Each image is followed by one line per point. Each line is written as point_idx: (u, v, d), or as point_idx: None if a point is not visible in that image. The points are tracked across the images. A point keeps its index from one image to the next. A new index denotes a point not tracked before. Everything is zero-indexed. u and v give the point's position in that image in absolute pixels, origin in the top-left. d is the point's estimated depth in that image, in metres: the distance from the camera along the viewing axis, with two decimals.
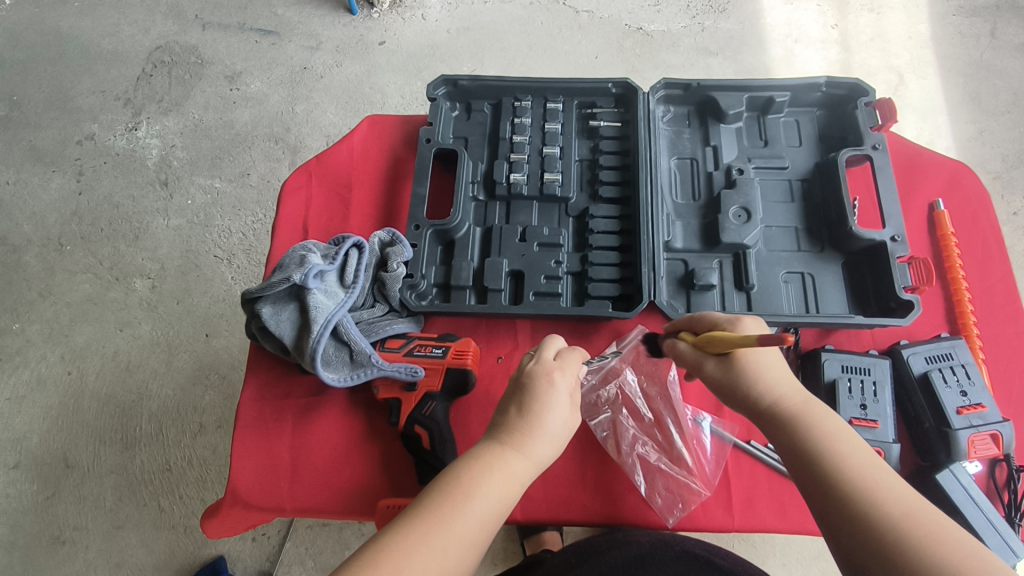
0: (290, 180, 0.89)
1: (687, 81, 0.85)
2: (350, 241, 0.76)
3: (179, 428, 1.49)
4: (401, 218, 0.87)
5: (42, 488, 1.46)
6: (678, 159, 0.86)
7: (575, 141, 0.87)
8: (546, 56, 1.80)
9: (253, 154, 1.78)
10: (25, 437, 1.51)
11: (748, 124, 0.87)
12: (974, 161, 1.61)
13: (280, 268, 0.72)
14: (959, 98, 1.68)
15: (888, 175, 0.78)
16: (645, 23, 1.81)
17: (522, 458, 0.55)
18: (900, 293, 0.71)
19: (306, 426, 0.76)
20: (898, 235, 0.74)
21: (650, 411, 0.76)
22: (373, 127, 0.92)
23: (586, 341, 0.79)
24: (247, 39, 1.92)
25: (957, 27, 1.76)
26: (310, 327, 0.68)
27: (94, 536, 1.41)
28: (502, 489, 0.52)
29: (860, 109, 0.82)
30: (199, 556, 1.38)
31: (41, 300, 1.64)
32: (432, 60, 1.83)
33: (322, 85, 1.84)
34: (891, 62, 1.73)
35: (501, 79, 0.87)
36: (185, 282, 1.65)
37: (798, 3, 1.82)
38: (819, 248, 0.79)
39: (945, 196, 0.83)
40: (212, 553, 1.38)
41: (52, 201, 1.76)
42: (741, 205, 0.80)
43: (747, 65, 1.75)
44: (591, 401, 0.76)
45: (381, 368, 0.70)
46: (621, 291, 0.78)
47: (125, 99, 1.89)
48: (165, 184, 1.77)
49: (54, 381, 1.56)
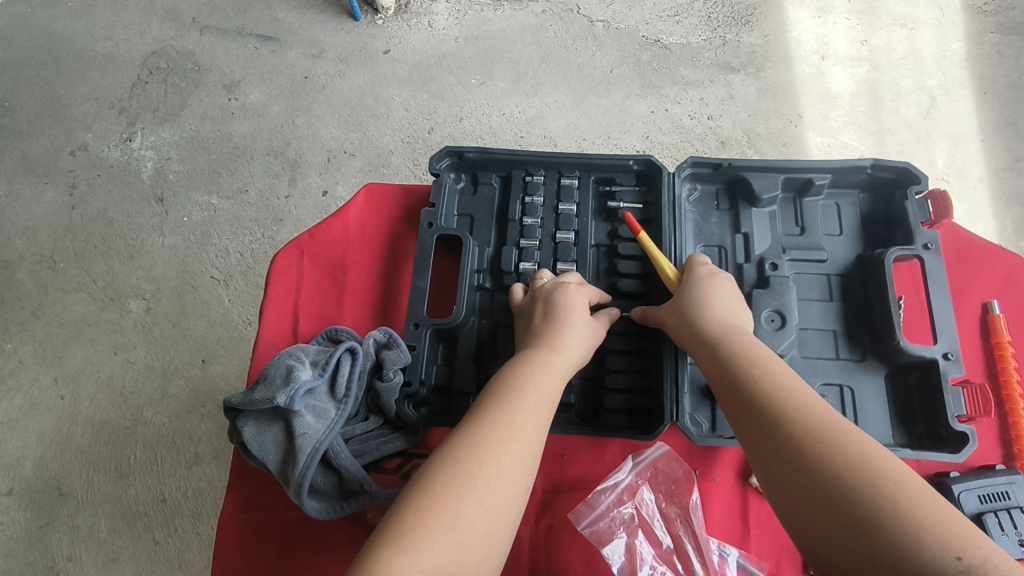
0: (280, 256, 0.82)
1: (717, 160, 0.77)
2: (343, 346, 0.69)
3: (174, 458, 1.36)
4: (399, 309, 0.80)
5: (36, 517, 1.33)
6: (704, 247, 0.79)
7: (591, 224, 0.81)
8: (559, 70, 1.63)
9: (252, 169, 1.61)
10: (19, 463, 1.38)
11: (783, 207, 0.79)
12: (1009, 194, 1.45)
13: (264, 380, 0.67)
14: (994, 123, 1.51)
15: (941, 280, 0.70)
16: (664, 35, 1.63)
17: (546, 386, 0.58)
18: (953, 423, 0.65)
19: (293, 544, 0.70)
20: (952, 351, 0.67)
21: (668, 536, 0.68)
22: (371, 199, 0.85)
23: (600, 453, 0.73)
24: (246, 45, 1.74)
25: (995, 46, 1.57)
26: (295, 457, 0.63)
27: (87, 569, 1.29)
28: (528, 418, 0.54)
29: (911, 201, 0.73)
30: None
31: (33, 320, 1.50)
32: (439, 71, 1.66)
33: (324, 97, 1.66)
34: (923, 83, 1.55)
35: (511, 154, 0.80)
36: (182, 305, 1.49)
37: (826, 15, 1.63)
38: (860, 356, 0.72)
39: (1001, 296, 0.76)
40: None
41: (45, 214, 1.60)
42: (774, 308, 0.73)
43: (771, 83, 1.57)
44: (603, 523, 0.68)
45: (375, 498, 0.65)
46: (638, 404, 0.73)
47: (119, 107, 1.71)
48: (161, 199, 1.60)
49: (47, 405, 1.42)
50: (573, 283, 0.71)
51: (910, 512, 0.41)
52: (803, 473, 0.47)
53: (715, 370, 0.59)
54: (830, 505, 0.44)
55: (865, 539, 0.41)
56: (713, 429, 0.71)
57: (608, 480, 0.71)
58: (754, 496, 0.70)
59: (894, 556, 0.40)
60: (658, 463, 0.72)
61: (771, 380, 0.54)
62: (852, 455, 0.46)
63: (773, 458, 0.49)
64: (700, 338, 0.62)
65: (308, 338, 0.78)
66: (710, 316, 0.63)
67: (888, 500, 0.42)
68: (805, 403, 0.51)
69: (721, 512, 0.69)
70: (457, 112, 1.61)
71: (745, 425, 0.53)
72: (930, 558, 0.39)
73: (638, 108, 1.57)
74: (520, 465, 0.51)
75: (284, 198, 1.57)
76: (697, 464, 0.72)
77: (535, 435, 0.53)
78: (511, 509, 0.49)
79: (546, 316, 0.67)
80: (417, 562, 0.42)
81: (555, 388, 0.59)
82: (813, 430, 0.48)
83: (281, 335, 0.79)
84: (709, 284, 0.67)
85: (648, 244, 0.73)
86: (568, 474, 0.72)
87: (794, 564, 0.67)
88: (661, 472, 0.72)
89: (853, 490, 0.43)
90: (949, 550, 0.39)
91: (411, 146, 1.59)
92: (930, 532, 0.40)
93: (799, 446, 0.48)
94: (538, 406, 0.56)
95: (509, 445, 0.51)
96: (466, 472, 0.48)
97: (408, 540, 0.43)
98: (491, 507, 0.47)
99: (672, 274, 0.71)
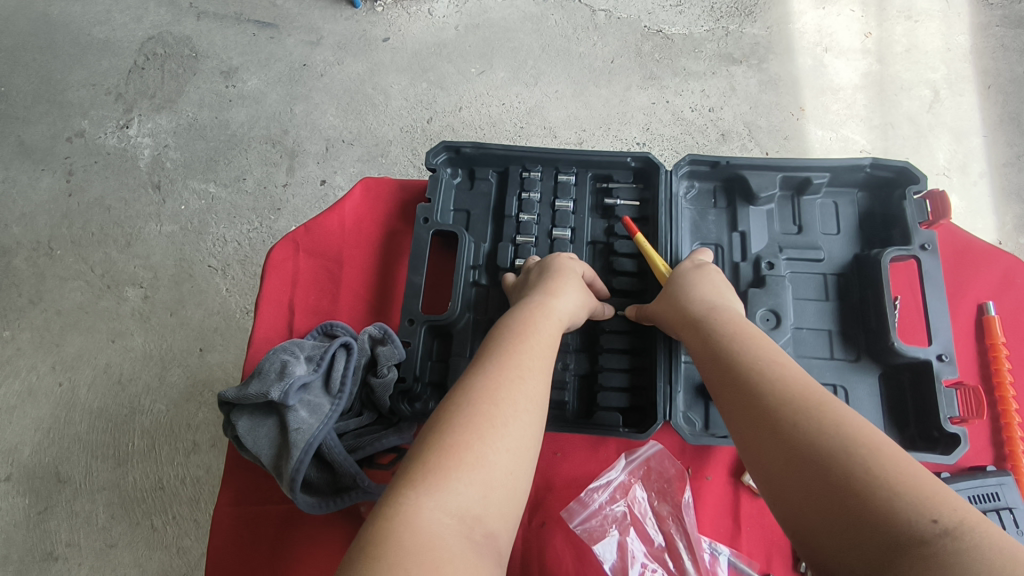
0: (275, 250, 0.82)
1: (715, 158, 0.77)
2: (337, 342, 0.69)
3: (171, 446, 1.36)
4: (394, 305, 0.81)
5: (35, 503, 1.34)
6: (701, 244, 0.79)
7: (588, 221, 0.80)
8: (559, 59, 1.62)
9: (250, 157, 1.60)
10: (17, 449, 1.39)
11: (780, 206, 0.79)
12: (1010, 190, 1.44)
13: (259, 375, 0.67)
14: (996, 118, 1.50)
15: (937, 281, 0.70)
16: (666, 26, 1.61)
17: (546, 331, 0.59)
18: (946, 425, 0.65)
19: (288, 537, 0.70)
20: (946, 353, 0.67)
21: (660, 534, 0.69)
22: (367, 193, 0.85)
23: (594, 450, 0.73)
24: (244, 31, 1.72)
25: (1000, 40, 1.55)
26: (289, 451, 0.63)
27: (86, 554, 1.30)
28: (538, 363, 0.54)
29: (909, 202, 0.73)
30: None
31: (31, 307, 1.49)
32: (439, 60, 1.64)
33: (322, 85, 1.65)
34: (927, 76, 1.54)
35: (508, 149, 0.79)
36: (179, 293, 1.49)
37: (830, 6, 1.61)
38: (855, 356, 0.72)
39: (996, 297, 0.76)
40: None
41: (42, 201, 1.59)
42: (769, 307, 0.73)
43: (773, 75, 1.56)
44: (596, 521, 0.69)
45: (367, 493, 0.66)
46: (631, 402, 0.73)
47: (116, 94, 1.69)
48: (158, 187, 1.60)
49: (45, 392, 1.43)
50: (564, 253, 0.75)
51: (887, 476, 0.39)
52: (781, 445, 0.45)
53: (700, 350, 0.59)
54: (808, 476, 0.42)
55: (841, 511, 0.39)
56: (706, 428, 0.72)
57: (601, 478, 0.71)
58: (746, 495, 0.70)
59: (869, 523, 0.38)
60: (651, 461, 0.72)
61: (754, 357, 0.54)
62: (826, 425, 0.44)
63: (754, 431, 0.49)
64: (686, 321, 0.63)
65: (303, 332, 0.78)
66: (696, 295, 0.65)
67: (860, 468, 0.40)
68: (787, 376, 0.51)
69: (712, 511, 0.69)
70: (456, 101, 1.60)
71: (729, 400, 0.53)
72: (905, 522, 0.36)
73: (638, 99, 1.55)
74: (534, 405, 0.51)
75: (282, 186, 1.56)
76: (690, 462, 0.72)
77: (543, 375, 0.53)
78: (531, 451, 0.48)
79: (541, 274, 0.69)
80: (444, 503, 0.41)
81: (558, 326, 0.61)
82: (793, 404, 0.47)
83: (276, 330, 0.78)
84: (698, 273, 0.69)
85: (643, 243, 0.74)
86: (560, 472, 0.72)
87: (784, 563, 0.67)
88: (653, 471, 0.72)
89: (828, 457, 0.42)
90: (924, 514, 0.36)
91: (411, 135, 1.58)
92: (906, 499, 0.38)
93: (778, 417, 0.47)
94: (544, 348, 0.57)
95: (519, 384, 0.51)
96: (483, 412, 0.48)
97: (435, 480, 0.42)
98: (511, 448, 0.47)
99: (663, 269, 0.72)
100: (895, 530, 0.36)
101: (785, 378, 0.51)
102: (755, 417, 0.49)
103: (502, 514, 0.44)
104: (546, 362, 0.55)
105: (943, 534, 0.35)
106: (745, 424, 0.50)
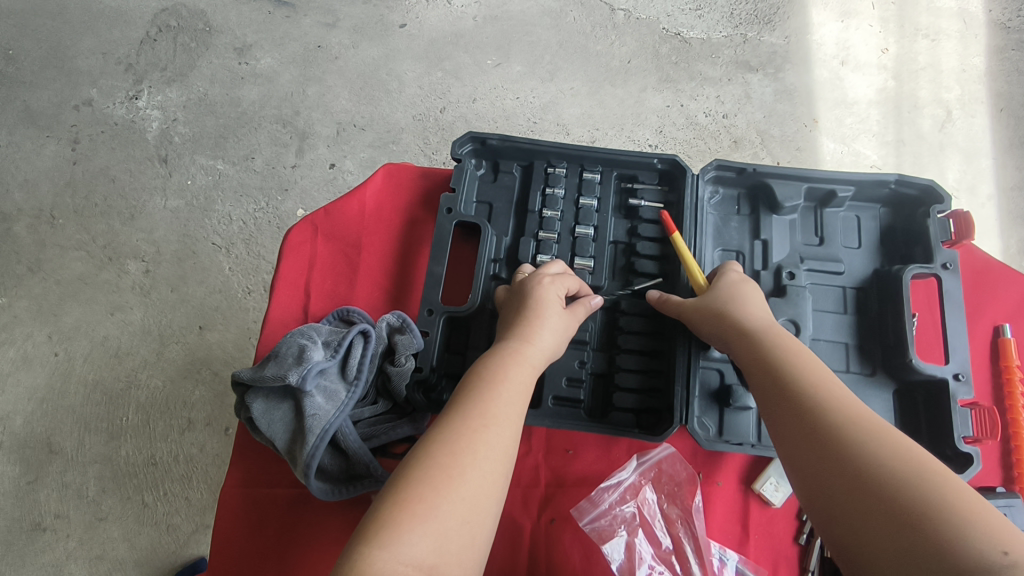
0: (294, 232, 0.81)
1: (742, 165, 0.77)
2: (356, 328, 0.69)
3: (167, 422, 1.35)
4: (411, 294, 0.80)
5: (25, 472, 1.33)
6: (722, 250, 0.79)
7: (611, 220, 0.80)
8: (576, 56, 1.61)
9: (259, 136, 1.59)
10: (9, 418, 1.37)
11: (803, 216, 0.79)
12: (1016, 214, 1.45)
13: (275, 358, 0.67)
14: (1008, 141, 1.50)
15: (957, 301, 0.71)
16: (684, 29, 1.61)
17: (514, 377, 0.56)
18: (960, 444, 0.65)
19: (295, 522, 0.70)
20: (962, 373, 0.68)
21: (668, 536, 0.69)
22: (388, 179, 0.84)
23: (605, 450, 0.73)
24: (260, 9, 1.70)
25: (1016, 63, 1.55)
26: (304, 437, 0.63)
27: (76, 526, 1.29)
28: (496, 415, 0.52)
29: (933, 220, 0.73)
30: (178, 559, 1.27)
31: (29, 275, 1.48)
32: (455, 49, 1.63)
33: (336, 67, 1.63)
34: (940, 96, 1.54)
35: (534, 143, 0.79)
36: (182, 269, 1.48)
37: (849, 19, 1.61)
38: (870, 370, 0.73)
39: (1013, 320, 0.77)
40: (194, 556, 1.27)
41: (46, 167, 1.57)
42: (789, 317, 0.73)
43: (788, 84, 1.56)
44: (604, 521, 0.69)
45: (380, 482, 0.66)
46: (647, 404, 0.73)
47: (127, 64, 1.67)
48: (165, 160, 1.58)
49: (41, 361, 1.41)
50: (550, 274, 0.70)
51: (951, 503, 0.41)
52: (838, 466, 0.47)
53: (754, 364, 0.60)
54: (869, 498, 0.43)
55: (897, 533, 0.41)
56: (720, 434, 0.72)
57: (612, 478, 0.71)
58: (756, 503, 0.70)
59: (931, 548, 0.39)
60: (663, 464, 0.72)
61: (813, 378, 0.55)
62: (891, 453, 0.45)
63: (806, 451, 0.50)
64: (738, 333, 0.63)
65: (317, 317, 0.78)
66: (747, 310, 0.65)
67: (925, 497, 0.41)
68: (842, 401, 0.52)
69: (722, 517, 0.70)
70: (470, 93, 1.59)
71: (783, 417, 0.54)
72: (971, 547, 0.38)
73: (653, 101, 1.55)
74: (496, 460, 0.49)
75: (290, 167, 1.55)
76: (701, 467, 0.72)
77: (508, 425, 0.52)
78: (492, 506, 0.47)
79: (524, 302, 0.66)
80: (399, 555, 0.41)
81: (529, 377, 0.58)
82: (854, 426, 0.49)
83: (290, 313, 0.78)
84: (741, 286, 0.68)
85: (681, 244, 0.72)
86: (571, 469, 0.73)
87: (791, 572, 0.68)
88: (664, 473, 0.72)
89: (884, 481, 0.44)
90: (994, 543, 0.38)
91: (423, 124, 1.57)
92: (973, 527, 0.39)
93: (838, 436, 0.48)
94: (513, 396, 0.54)
95: (484, 437, 0.49)
96: (442, 465, 0.46)
97: (389, 533, 0.42)
98: (471, 500, 0.46)
99: (700, 279, 0.71)
100: (958, 557, 0.38)
101: (849, 402, 0.51)
102: (812, 434, 0.50)
103: (462, 562, 0.43)
104: (511, 410, 0.53)
105: (1011, 564, 0.37)
106: (800, 441, 0.51)
